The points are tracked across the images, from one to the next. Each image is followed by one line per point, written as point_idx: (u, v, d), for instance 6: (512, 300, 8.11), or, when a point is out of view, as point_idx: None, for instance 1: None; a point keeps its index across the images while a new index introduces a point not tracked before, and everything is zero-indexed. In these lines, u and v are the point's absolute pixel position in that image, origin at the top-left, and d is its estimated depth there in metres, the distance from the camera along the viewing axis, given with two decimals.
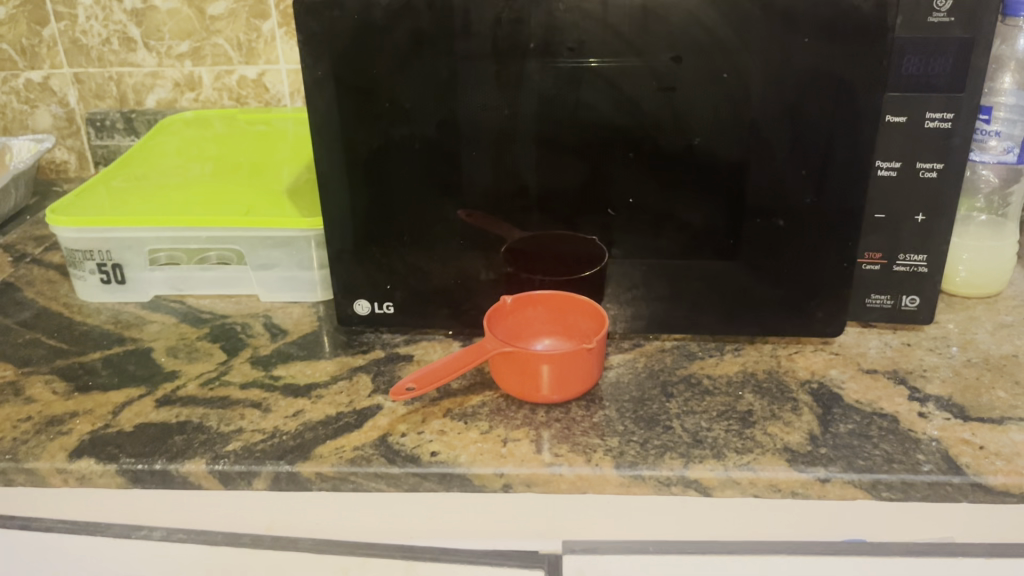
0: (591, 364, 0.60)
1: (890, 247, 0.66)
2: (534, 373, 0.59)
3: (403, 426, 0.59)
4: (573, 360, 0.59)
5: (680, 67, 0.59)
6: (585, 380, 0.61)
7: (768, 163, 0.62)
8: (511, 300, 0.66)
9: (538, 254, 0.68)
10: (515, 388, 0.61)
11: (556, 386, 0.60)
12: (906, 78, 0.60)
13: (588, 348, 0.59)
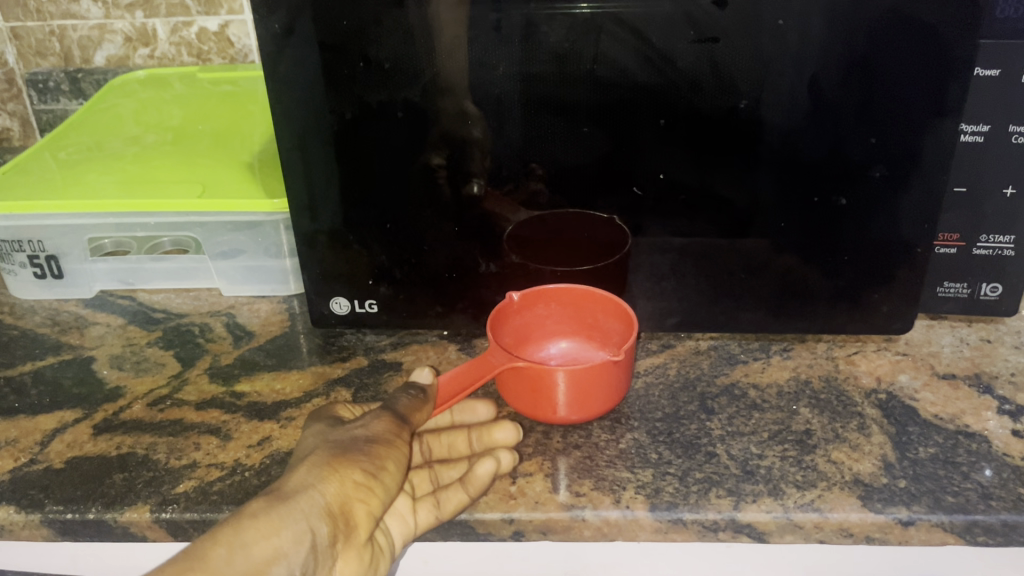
0: (618, 377, 0.50)
1: (970, 226, 0.55)
2: (548, 391, 0.49)
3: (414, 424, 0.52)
4: (596, 374, 0.48)
5: (723, 13, 0.47)
6: (610, 399, 0.50)
7: (830, 129, 0.50)
8: (517, 299, 0.57)
9: (546, 242, 0.57)
10: (522, 407, 0.51)
11: (574, 407, 0.49)
12: (1002, 22, 0.48)
13: (615, 359, 0.48)
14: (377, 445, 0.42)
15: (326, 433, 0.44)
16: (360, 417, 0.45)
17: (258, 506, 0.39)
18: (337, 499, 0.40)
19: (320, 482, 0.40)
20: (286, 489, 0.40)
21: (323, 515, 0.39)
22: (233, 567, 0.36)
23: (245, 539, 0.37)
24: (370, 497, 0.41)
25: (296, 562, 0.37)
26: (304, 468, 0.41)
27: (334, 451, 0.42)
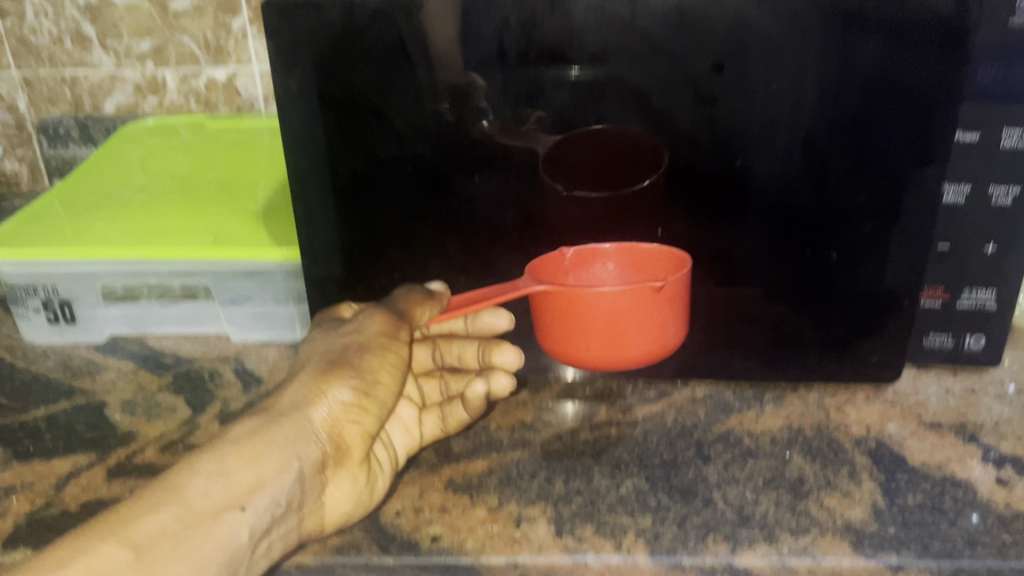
0: (660, 312, 0.56)
1: (953, 279, 0.57)
2: (584, 313, 0.56)
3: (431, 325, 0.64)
4: (637, 304, 0.55)
5: (720, 77, 0.50)
6: (651, 339, 0.57)
7: (822, 186, 0.53)
8: (569, 255, 0.58)
9: (585, 218, 0.57)
10: (561, 343, 0.58)
11: (610, 342, 0.57)
12: (983, 87, 0.51)
13: (652, 284, 0.54)
14: (365, 360, 0.53)
15: (323, 341, 0.55)
16: (351, 323, 0.56)
17: (246, 433, 0.47)
18: (327, 423, 0.50)
19: (310, 404, 0.50)
20: (276, 413, 0.50)
21: (311, 435, 0.49)
22: (215, 496, 0.43)
23: (229, 470, 0.45)
24: (358, 418, 0.52)
25: (280, 490, 0.45)
26: (298, 385, 0.52)
27: (325, 367, 0.53)
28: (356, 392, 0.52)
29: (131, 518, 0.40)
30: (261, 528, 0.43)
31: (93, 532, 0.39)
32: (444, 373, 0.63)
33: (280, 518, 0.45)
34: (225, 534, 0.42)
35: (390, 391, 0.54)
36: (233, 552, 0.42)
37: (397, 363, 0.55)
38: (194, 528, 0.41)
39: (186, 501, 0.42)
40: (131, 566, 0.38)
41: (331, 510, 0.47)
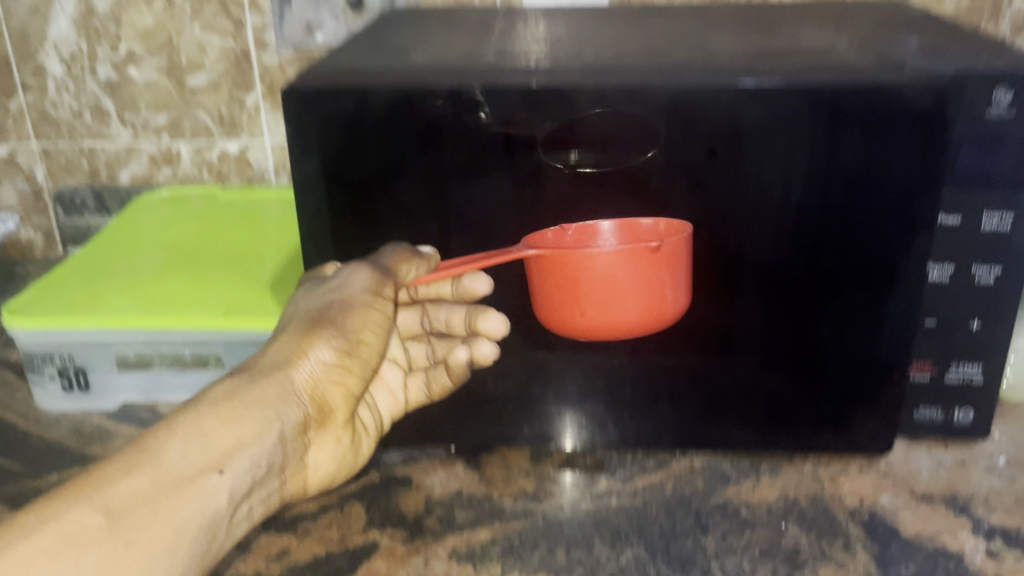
0: (656, 276, 0.55)
1: (942, 355, 0.59)
2: (581, 275, 0.55)
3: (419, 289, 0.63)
4: (633, 265, 0.55)
5: (714, 164, 0.53)
6: (647, 305, 0.56)
7: (813, 265, 0.56)
8: (570, 231, 0.57)
9: None
10: (557, 313, 0.57)
11: (603, 308, 0.56)
12: (962, 174, 0.53)
13: (649, 245, 0.54)
14: (349, 317, 0.54)
15: (305, 300, 0.55)
16: (335, 276, 0.55)
17: (224, 395, 0.47)
18: (309, 384, 0.52)
19: (293, 364, 0.51)
20: (255, 373, 0.50)
21: (292, 396, 0.51)
22: (194, 459, 0.43)
23: (208, 431, 0.45)
24: (343, 381, 0.55)
25: (256, 452, 0.47)
26: (279, 342, 0.52)
27: (308, 323, 0.53)
28: (338, 353, 0.53)
29: (105, 481, 0.40)
30: (240, 491, 0.45)
31: (64, 494, 0.39)
32: (432, 338, 0.65)
33: (258, 478, 0.47)
34: (204, 497, 0.43)
35: (370, 351, 0.56)
36: (210, 514, 0.43)
37: (382, 321, 0.56)
38: (173, 492, 0.41)
39: (164, 466, 0.42)
40: (104, 533, 0.38)
41: (313, 472, 0.55)
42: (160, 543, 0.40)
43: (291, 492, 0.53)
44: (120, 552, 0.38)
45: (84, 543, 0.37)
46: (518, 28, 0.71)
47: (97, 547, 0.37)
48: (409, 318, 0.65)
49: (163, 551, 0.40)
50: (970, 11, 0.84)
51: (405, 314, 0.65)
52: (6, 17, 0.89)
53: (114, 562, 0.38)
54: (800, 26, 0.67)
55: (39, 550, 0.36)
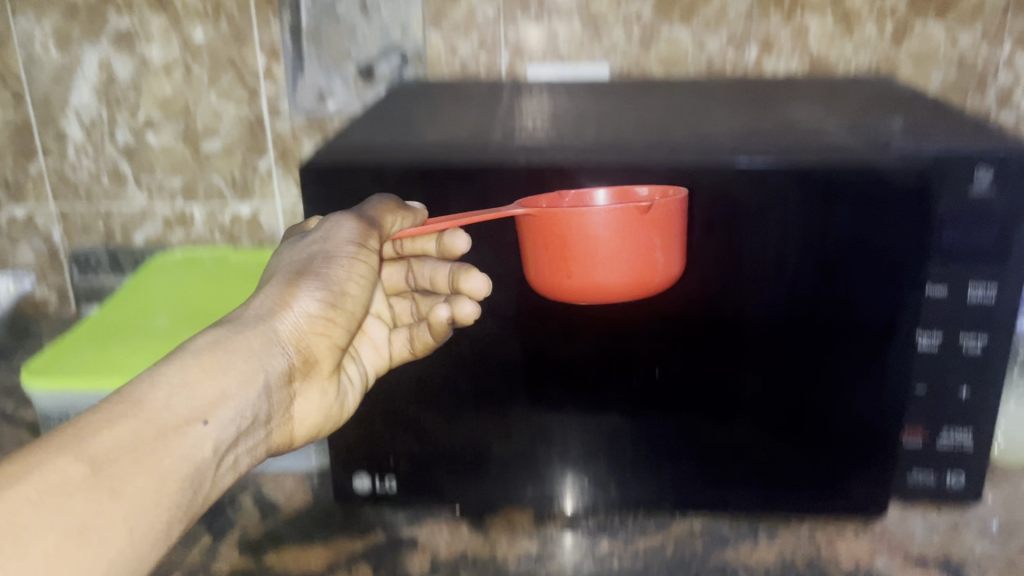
0: (649, 240, 0.53)
1: (933, 420, 0.61)
2: (570, 236, 0.53)
3: (404, 244, 0.62)
4: (624, 228, 0.53)
5: (710, 237, 0.56)
6: (638, 270, 0.54)
7: (808, 334, 0.58)
8: (567, 196, 0.56)
9: (586, 362, 0.60)
10: (544, 273, 0.55)
11: (590, 271, 0.54)
12: (950, 248, 0.56)
13: (641, 206, 0.52)
14: (334, 270, 0.53)
15: (289, 254, 0.55)
16: (318, 228, 0.55)
17: (208, 345, 0.47)
18: (294, 335, 0.52)
19: (276, 315, 0.51)
20: (240, 324, 0.50)
21: (276, 346, 0.50)
22: (179, 406, 0.42)
23: (191, 382, 0.44)
24: (329, 332, 0.54)
25: (241, 403, 0.46)
26: (264, 294, 0.52)
27: (291, 276, 0.53)
28: (322, 305, 0.53)
29: (87, 432, 0.38)
30: (226, 441, 0.44)
31: (45, 443, 0.36)
32: (416, 295, 0.65)
33: (243, 428, 0.46)
34: (190, 447, 0.42)
35: (354, 303, 0.55)
36: (196, 465, 0.42)
37: (368, 274, 0.55)
38: (159, 442, 0.40)
39: (147, 414, 0.41)
40: (87, 483, 0.36)
41: (299, 423, 0.55)
42: (146, 491, 0.38)
43: (277, 445, 0.53)
44: (106, 500, 0.36)
45: (69, 491, 0.35)
46: (522, 102, 0.74)
47: (82, 495, 0.35)
48: (395, 273, 0.64)
49: (149, 500, 0.38)
50: (955, 86, 0.88)
51: (390, 270, 0.64)
52: (31, 85, 0.93)
53: (100, 509, 0.36)
54: (793, 103, 0.70)
55: (21, 499, 0.34)
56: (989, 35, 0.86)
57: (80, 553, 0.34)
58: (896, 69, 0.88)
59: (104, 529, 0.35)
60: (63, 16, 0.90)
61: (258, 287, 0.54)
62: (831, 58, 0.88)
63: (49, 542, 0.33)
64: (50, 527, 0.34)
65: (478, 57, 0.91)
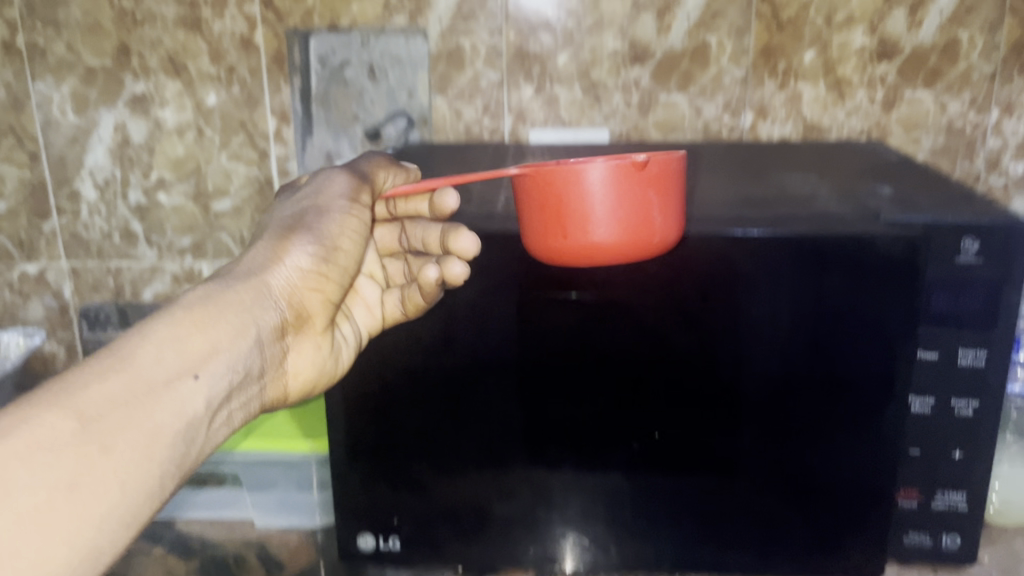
0: (644, 196, 0.52)
1: (927, 482, 0.62)
2: (563, 194, 0.52)
3: (396, 203, 0.61)
4: (619, 184, 0.51)
5: (707, 304, 0.58)
6: (636, 228, 0.52)
7: (803, 398, 0.59)
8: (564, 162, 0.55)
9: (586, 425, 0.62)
10: (540, 236, 0.54)
11: (585, 229, 0.52)
12: (938, 314, 0.57)
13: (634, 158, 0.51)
14: (325, 227, 0.55)
15: (282, 208, 0.57)
16: (308, 187, 0.58)
17: (200, 300, 0.49)
18: (286, 289, 0.54)
19: (269, 269, 0.53)
20: (233, 279, 0.52)
21: (268, 300, 0.52)
22: (170, 362, 0.44)
23: (183, 337, 0.46)
24: (322, 288, 0.56)
25: (232, 356, 0.48)
26: (258, 246, 0.55)
27: (283, 230, 0.55)
28: (315, 259, 0.55)
29: (78, 387, 0.40)
30: (219, 395, 0.46)
31: (32, 399, 0.38)
32: (408, 256, 0.63)
33: (235, 382, 0.48)
34: (181, 400, 0.44)
35: (348, 259, 0.57)
36: (188, 418, 0.44)
37: (361, 229, 0.57)
38: (149, 397, 0.42)
39: (139, 369, 0.43)
40: (77, 438, 0.38)
41: (293, 377, 0.57)
42: (136, 447, 0.40)
43: (271, 398, 0.55)
44: (95, 455, 0.38)
45: (60, 446, 0.37)
46: None
47: (72, 449, 0.37)
48: (388, 235, 0.63)
49: (140, 455, 0.40)
50: (945, 151, 0.91)
51: (383, 230, 0.63)
52: (47, 146, 0.96)
53: (91, 464, 0.38)
54: (785, 169, 0.73)
55: (11, 454, 0.36)
56: (976, 102, 0.89)
57: (71, 505, 0.36)
58: (887, 135, 0.91)
59: (95, 482, 0.37)
60: (81, 81, 0.93)
61: (252, 241, 0.56)
62: (824, 123, 0.91)
63: (39, 497, 0.35)
64: (41, 482, 0.36)
65: (481, 121, 0.94)
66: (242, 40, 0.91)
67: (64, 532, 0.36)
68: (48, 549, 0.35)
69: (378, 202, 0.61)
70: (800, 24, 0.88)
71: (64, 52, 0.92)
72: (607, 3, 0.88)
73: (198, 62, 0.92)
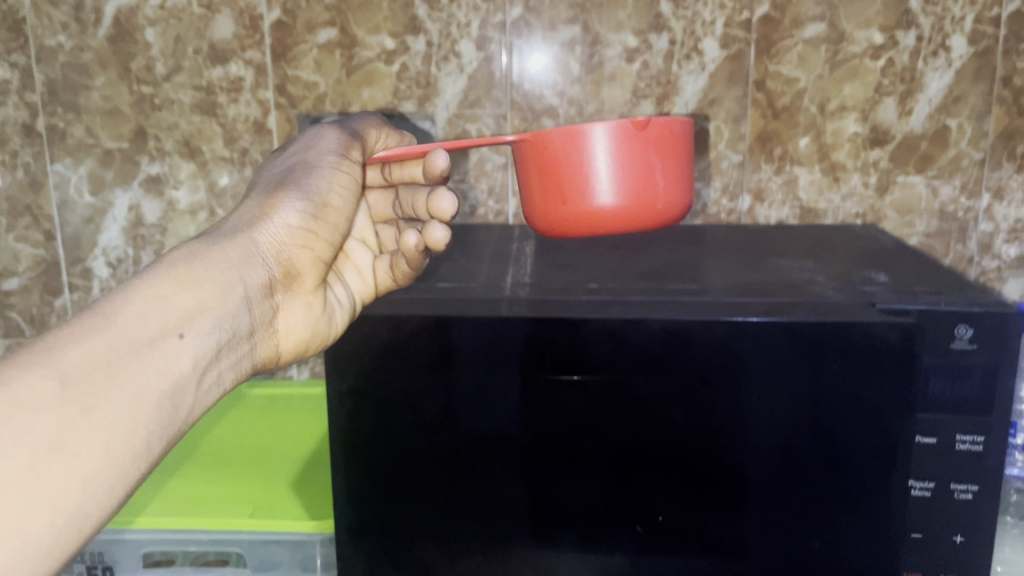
0: (647, 160, 0.61)
1: (929, 566, 0.62)
2: (569, 158, 0.61)
3: (391, 169, 0.63)
4: (622, 142, 0.60)
5: (708, 389, 0.59)
6: (638, 190, 0.61)
7: (802, 483, 0.60)
8: None
9: (588, 510, 0.62)
10: (541, 202, 0.63)
11: (584, 190, 0.61)
12: (934, 399, 0.59)
13: (640, 120, 0.60)
14: (314, 184, 0.56)
15: (274, 168, 0.59)
16: (300, 146, 0.59)
17: (187, 255, 0.49)
18: (275, 247, 0.54)
19: (258, 225, 0.54)
20: (221, 236, 0.52)
21: (257, 257, 0.53)
22: (156, 319, 0.44)
23: (169, 294, 0.46)
24: (314, 248, 0.56)
25: (220, 313, 0.48)
26: (250, 204, 0.55)
27: (272, 188, 0.56)
28: (305, 215, 0.56)
29: (57, 347, 0.40)
30: (207, 353, 0.46)
31: (13, 361, 0.38)
32: (400, 223, 0.66)
33: (224, 340, 0.48)
34: (166, 359, 0.44)
35: (339, 216, 0.58)
36: (173, 377, 0.44)
37: (351, 186, 0.59)
38: (133, 356, 0.42)
39: (119, 327, 0.42)
40: (57, 399, 0.38)
41: (284, 337, 0.56)
42: (119, 408, 0.40)
43: (263, 359, 0.54)
44: (76, 417, 0.38)
45: (39, 407, 0.37)
46: (528, 249, 0.79)
47: (51, 411, 0.37)
48: (381, 200, 0.66)
49: (125, 414, 0.40)
50: (938, 234, 0.93)
51: (376, 196, 0.65)
52: (62, 225, 0.98)
53: (74, 424, 0.38)
54: (783, 255, 0.74)
55: None
56: (968, 188, 0.91)
57: (52, 469, 0.37)
58: (882, 218, 0.93)
59: (75, 444, 0.38)
60: (98, 162, 0.96)
61: (243, 198, 0.57)
62: (820, 206, 0.94)
63: (20, 459, 0.36)
64: (20, 445, 0.36)
65: (486, 202, 0.96)
66: (256, 124, 0.95)
67: (45, 495, 0.36)
68: (27, 514, 0.36)
69: (372, 168, 0.64)
70: (794, 111, 0.91)
71: (84, 135, 0.96)
72: (608, 91, 0.92)
73: (212, 145, 0.96)
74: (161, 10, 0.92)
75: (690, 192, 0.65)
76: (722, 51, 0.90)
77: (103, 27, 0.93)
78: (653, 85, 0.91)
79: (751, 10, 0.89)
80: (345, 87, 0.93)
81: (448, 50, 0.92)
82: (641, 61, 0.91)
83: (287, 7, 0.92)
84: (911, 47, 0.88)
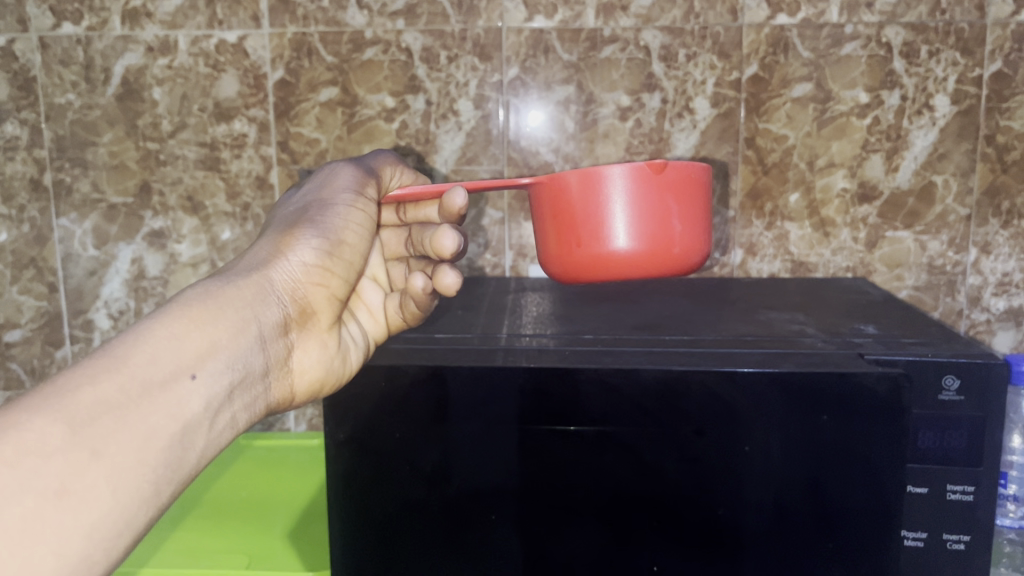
0: (665, 205, 0.59)
1: None
2: (585, 203, 0.59)
3: (406, 210, 0.66)
4: (640, 187, 0.58)
5: (703, 439, 0.60)
6: (653, 234, 0.59)
7: (796, 532, 0.61)
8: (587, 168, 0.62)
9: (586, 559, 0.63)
10: (555, 246, 0.62)
11: (598, 234, 0.59)
12: (924, 450, 0.60)
13: (660, 164, 0.58)
14: (329, 223, 0.58)
15: (289, 206, 0.61)
16: (316, 185, 0.61)
17: (200, 295, 0.50)
18: (289, 286, 0.55)
19: (272, 264, 0.55)
20: (235, 277, 0.53)
21: (271, 296, 0.54)
22: (169, 361, 0.45)
23: (181, 334, 0.47)
24: (331, 286, 0.58)
25: (232, 353, 0.49)
26: (266, 242, 0.57)
27: (286, 227, 0.57)
28: (319, 253, 0.57)
29: (69, 390, 0.41)
30: (218, 395, 0.47)
31: (25, 404, 0.39)
32: (411, 262, 0.67)
33: (236, 380, 0.49)
34: (178, 400, 0.45)
35: (353, 254, 0.59)
36: (184, 419, 0.45)
37: (365, 223, 0.60)
38: (144, 398, 0.43)
39: (130, 369, 0.43)
40: (66, 443, 0.39)
41: (298, 377, 0.57)
42: (128, 450, 0.41)
43: (276, 400, 0.55)
44: (86, 461, 0.39)
45: (49, 451, 0.38)
46: (523, 301, 0.81)
47: (61, 454, 0.38)
48: (394, 238, 0.67)
49: (133, 458, 0.41)
50: (927, 287, 0.95)
51: (388, 234, 0.67)
52: (66, 277, 1.00)
53: (82, 468, 0.39)
54: (773, 308, 0.76)
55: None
56: (955, 242, 0.93)
57: (59, 512, 0.38)
58: (872, 271, 0.95)
59: (84, 488, 0.39)
60: (103, 216, 0.98)
61: (257, 238, 0.58)
62: (811, 260, 0.95)
63: (27, 505, 0.37)
64: (29, 490, 0.37)
65: (483, 255, 0.98)
66: (258, 180, 0.97)
67: (52, 539, 0.37)
68: (32, 559, 0.36)
69: (388, 207, 0.66)
70: (783, 167, 0.93)
71: (89, 190, 0.98)
72: (602, 148, 0.94)
73: (215, 200, 0.98)
74: (168, 69, 0.95)
75: (707, 236, 0.63)
76: (713, 110, 0.93)
77: (111, 86, 0.95)
78: (646, 142, 0.94)
79: (740, 70, 0.92)
80: (346, 143, 0.96)
81: (446, 108, 0.95)
82: (634, 119, 0.93)
83: (291, 67, 0.95)
84: (895, 105, 0.91)
